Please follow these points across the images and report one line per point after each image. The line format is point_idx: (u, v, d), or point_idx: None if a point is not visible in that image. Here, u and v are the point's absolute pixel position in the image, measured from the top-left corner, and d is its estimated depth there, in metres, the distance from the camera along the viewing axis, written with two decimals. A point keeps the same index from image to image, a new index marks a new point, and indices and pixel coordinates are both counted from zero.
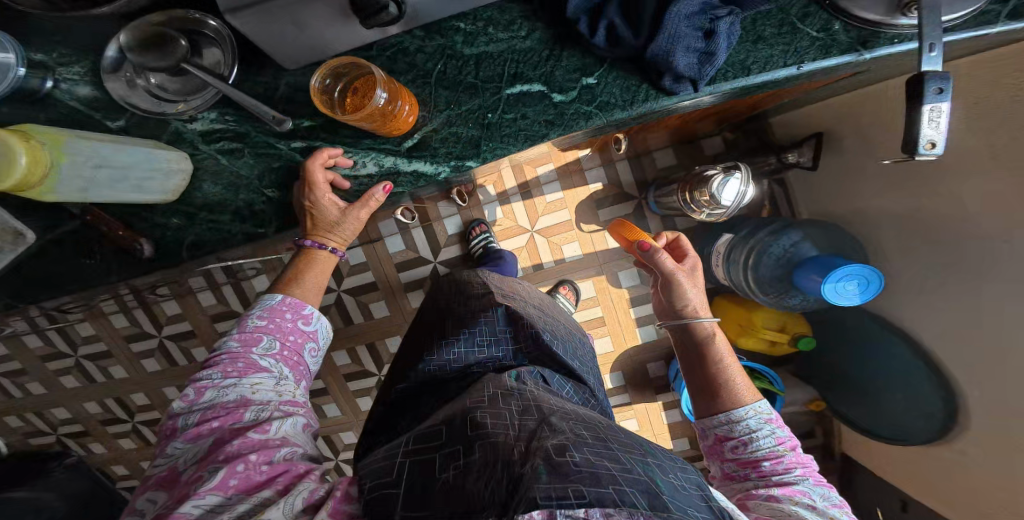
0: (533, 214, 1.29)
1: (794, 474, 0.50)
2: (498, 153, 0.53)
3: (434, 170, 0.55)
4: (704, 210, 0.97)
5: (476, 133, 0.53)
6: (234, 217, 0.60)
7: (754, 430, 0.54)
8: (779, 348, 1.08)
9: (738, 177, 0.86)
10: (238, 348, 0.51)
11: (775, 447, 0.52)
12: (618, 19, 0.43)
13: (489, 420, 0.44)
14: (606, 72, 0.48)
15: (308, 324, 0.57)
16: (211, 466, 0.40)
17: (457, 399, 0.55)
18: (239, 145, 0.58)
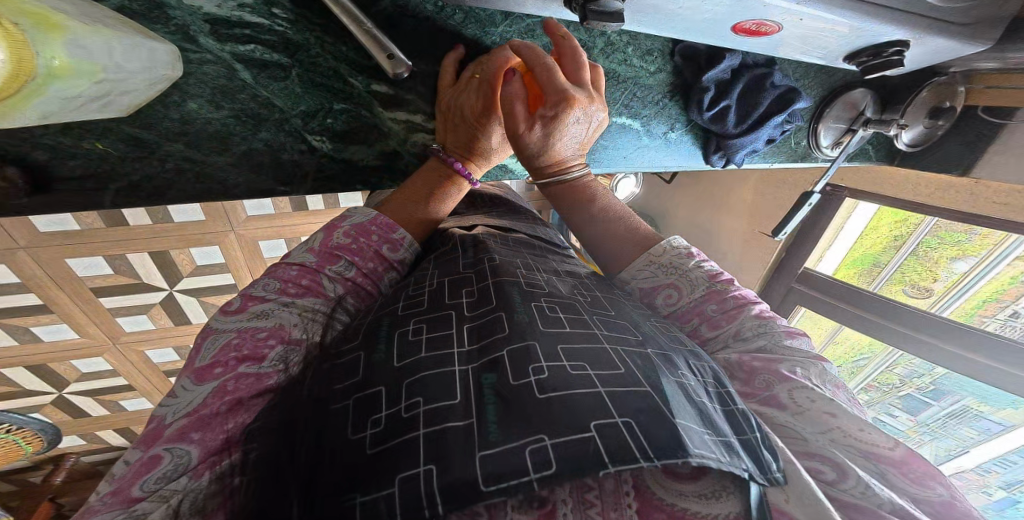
0: None
1: (742, 313, 0.45)
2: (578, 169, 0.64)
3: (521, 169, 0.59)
4: None
5: None
6: (236, 163, 0.43)
7: (682, 270, 0.47)
8: None
9: (632, 179, 1.14)
10: (312, 263, 0.43)
11: (712, 283, 0.47)
12: (733, 104, 0.56)
13: (432, 341, 0.35)
14: (684, 131, 0.64)
15: (394, 251, 0.47)
16: (180, 446, 0.30)
17: (399, 298, 0.42)
18: (285, 60, 0.41)
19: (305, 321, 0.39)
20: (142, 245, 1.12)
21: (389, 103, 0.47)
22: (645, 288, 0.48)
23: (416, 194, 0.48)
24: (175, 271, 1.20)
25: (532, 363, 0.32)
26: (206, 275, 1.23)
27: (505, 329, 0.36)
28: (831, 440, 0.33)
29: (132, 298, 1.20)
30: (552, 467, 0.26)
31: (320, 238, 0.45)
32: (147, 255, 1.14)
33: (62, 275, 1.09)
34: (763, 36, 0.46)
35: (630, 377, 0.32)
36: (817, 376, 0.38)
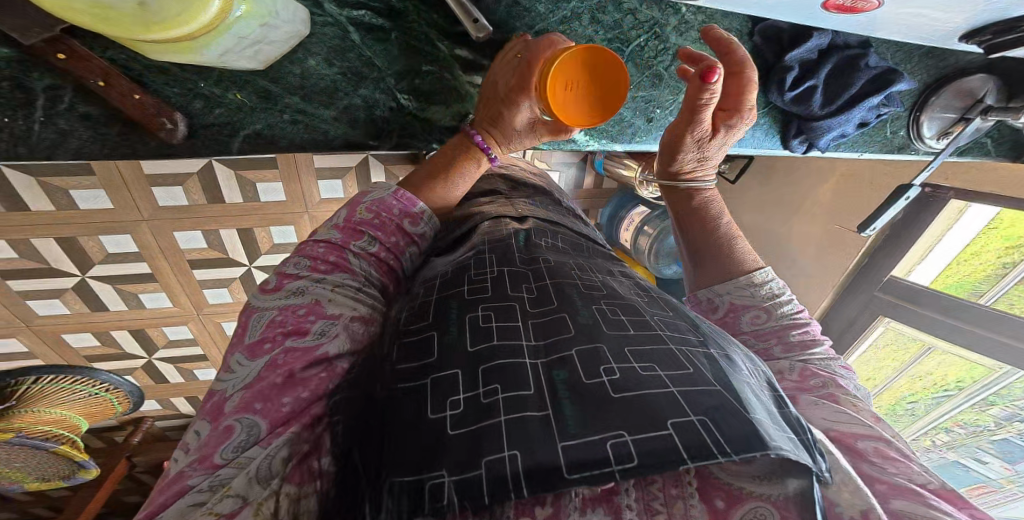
0: None
1: (821, 346, 0.49)
2: (644, 144, 0.65)
3: (586, 141, 0.63)
4: (650, 190, 1.18)
5: (640, 124, 0.63)
6: (338, 119, 0.52)
7: (771, 299, 0.51)
8: None
9: None
10: (338, 240, 0.45)
11: (796, 313, 0.51)
12: (821, 84, 0.57)
13: (501, 329, 0.35)
14: (763, 113, 0.65)
15: (415, 225, 0.50)
16: (246, 415, 0.31)
17: (460, 285, 0.42)
18: (386, 25, 0.49)
19: (340, 294, 0.40)
20: (231, 224, 1.25)
21: (468, 68, 0.54)
22: (731, 304, 0.52)
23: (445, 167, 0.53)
24: (255, 249, 1.32)
25: (602, 364, 0.30)
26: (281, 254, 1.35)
27: (571, 330, 0.35)
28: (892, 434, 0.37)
29: (218, 272, 1.34)
30: (634, 459, 0.24)
31: (342, 217, 0.47)
32: (235, 232, 1.27)
33: (165, 248, 1.25)
34: (860, 13, 0.45)
35: (699, 377, 0.30)
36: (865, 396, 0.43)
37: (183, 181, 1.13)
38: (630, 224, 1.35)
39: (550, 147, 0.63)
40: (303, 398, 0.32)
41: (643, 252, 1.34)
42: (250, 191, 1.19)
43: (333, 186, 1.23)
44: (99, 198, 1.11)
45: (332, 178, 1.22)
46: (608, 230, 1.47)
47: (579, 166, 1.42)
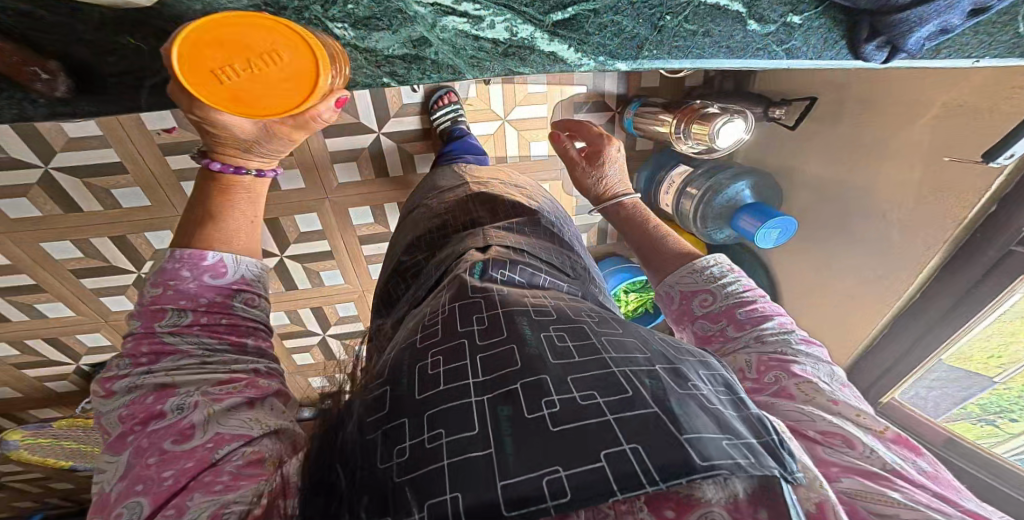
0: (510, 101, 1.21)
1: (774, 323, 0.56)
2: (655, 60, 0.53)
3: (578, 59, 0.52)
4: (689, 142, 1.04)
5: (645, 34, 0.50)
6: None
7: (718, 287, 0.61)
8: None
9: (737, 123, 0.94)
10: (141, 329, 0.44)
11: (748, 293, 0.60)
12: None
13: (448, 361, 0.34)
14: (816, 15, 0.50)
15: (223, 273, 0.49)
16: (131, 499, 0.32)
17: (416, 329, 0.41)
18: None
19: (174, 375, 0.40)
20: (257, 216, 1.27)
21: None
22: (681, 297, 0.63)
23: (224, 214, 0.52)
24: (284, 239, 1.33)
25: (543, 397, 0.29)
26: (306, 244, 1.35)
27: (515, 359, 0.33)
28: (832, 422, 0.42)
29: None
30: (567, 495, 0.23)
31: (145, 299, 0.45)
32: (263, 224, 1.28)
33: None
34: None
35: (644, 397, 0.29)
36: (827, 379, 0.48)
37: None
38: (670, 186, 1.20)
39: (531, 70, 0.52)
40: (184, 467, 0.33)
41: (687, 216, 1.19)
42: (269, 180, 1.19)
43: (349, 170, 1.20)
44: (139, 196, 1.17)
45: (347, 162, 1.18)
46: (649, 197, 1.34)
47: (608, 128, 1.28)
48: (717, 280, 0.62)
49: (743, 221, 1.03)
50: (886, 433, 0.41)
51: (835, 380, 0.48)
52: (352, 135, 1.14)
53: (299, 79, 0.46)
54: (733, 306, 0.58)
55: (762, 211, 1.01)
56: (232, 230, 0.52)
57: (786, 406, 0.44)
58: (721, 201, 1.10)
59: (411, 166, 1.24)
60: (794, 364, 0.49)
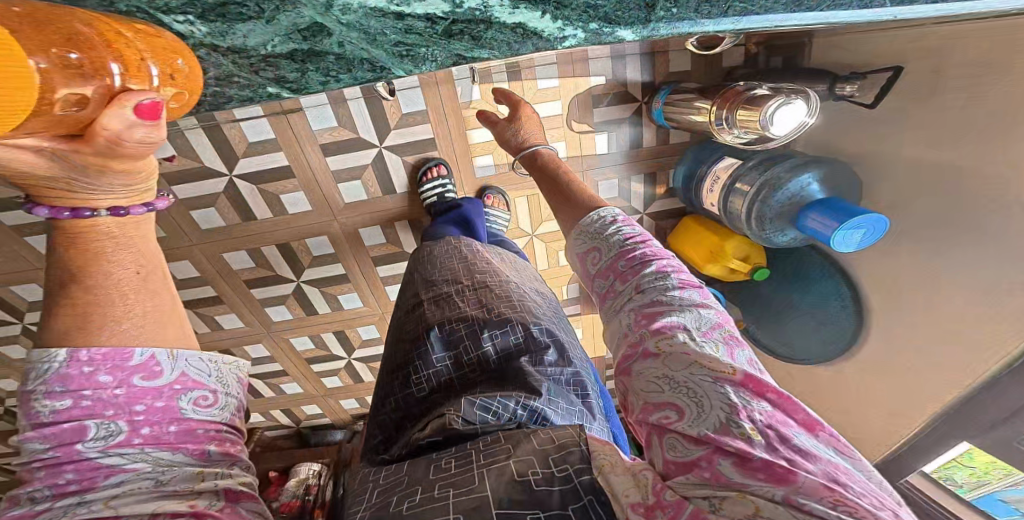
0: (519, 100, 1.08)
1: (652, 267, 0.49)
2: (670, 18, 0.38)
3: (543, 30, 0.40)
4: (735, 132, 0.88)
5: None
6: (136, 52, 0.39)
7: (603, 236, 0.56)
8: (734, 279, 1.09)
9: (800, 104, 0.75)
10: (56, 453, 0.34)
11: (627, 242, 0.54)
12: None
13: (368, 485, 0.44)
14: None
15: (153, 377, 0.40)
16: None
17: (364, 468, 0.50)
18: None
19: (122, 493, 0.33)
20: (268, 241, 1.16)
21: None
22: (580, 255, 0.59)
23: (98, 278, 0.42)
24: (297, 263, 1.22)
25: (408, 498, 0.38)
26: (318, 268, 1.24)
27: (404, 481, 0.42)
28: (692, 373, 0.37)
29: (273, 289, 1.28)
30: None
31: (46, 414, 0.36)
32: (273, 248, 1.17)
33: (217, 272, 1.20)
34: None
35: (481, 486, 0.36)
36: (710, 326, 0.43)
37: (215, 201, 1.06)
38: (715, 182, 1.01)
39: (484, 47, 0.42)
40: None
41: (738, 219, 0.97)
42: (275, 206, 1.10)
43: (354, 188, 1.10)
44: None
45: (350, 179, 1.08)
46: (690, 195, 1.17)
47: (634, 121, 1.15)
48: (606, 231, 0.57)
49: (812, 219, 0.76)
50: (733, 377, 0.36)
51: (701, 325, 0.42)
52: (352, 151, 1.04)
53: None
54: (614, 256, 0.54)
55: (838, 206, 0.72)
56: (122, 292, 0.43)
57: (638, 367, 0.41)
58: (781, 200, 0.83)
59: (418, 180, 1.14)
60: (653, 316, 0.44)
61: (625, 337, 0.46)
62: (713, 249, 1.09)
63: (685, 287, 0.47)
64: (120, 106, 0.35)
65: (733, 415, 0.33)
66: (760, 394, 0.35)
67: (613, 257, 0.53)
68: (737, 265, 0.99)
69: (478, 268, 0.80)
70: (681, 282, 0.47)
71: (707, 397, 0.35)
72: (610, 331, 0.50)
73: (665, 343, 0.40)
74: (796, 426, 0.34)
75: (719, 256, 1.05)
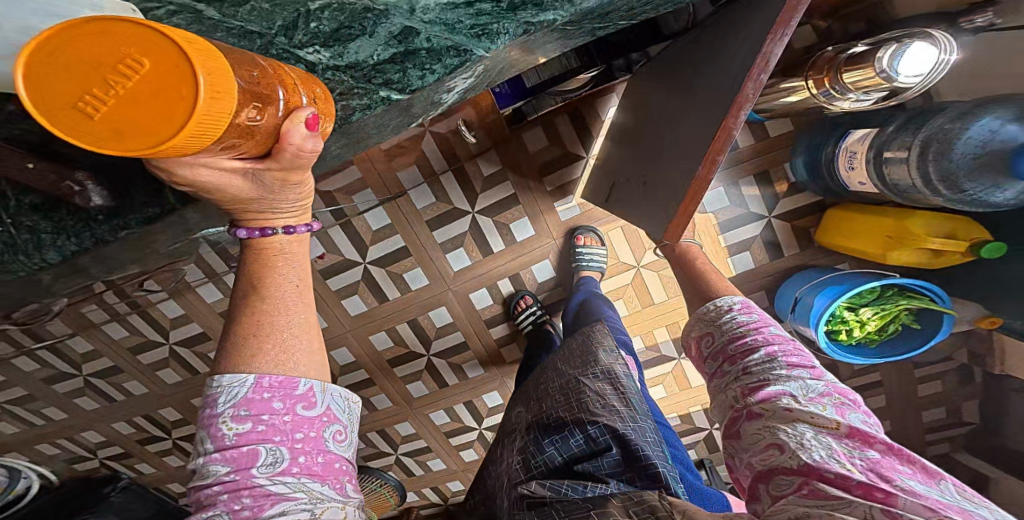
0: (586, 139, 1.12)
1: (758, 349, 0.61)
2: None
3: None
4: (851, 97, 0.70)
5: None
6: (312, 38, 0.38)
7: (716, 322, 0.72)
8: (943, 262, 0.82)
9: (930, 41, 0.59)
10: (232, 479, 0.29)
11: (741, 329, 0.67)
12: None
13: None
14: None
15: (312, 407, 0.33)
16: None
17: None
18: None
19: None
20: (402, 317, 1.23)
21: None
22: (699, 335, 0.74)
23: (271, 289, 0.33)
24: (426, 337, 1.27)
25: None
26: (446, 337, 1.28)
27: None
28: (798, 425, 0.48)
29: (413, 365, 1.32)
30: None
31: (209, 437, 0.30)
32: (407, 326, 1.25)
33: (368, 354, 1.28)
34: None
35: None
36: (809, 387, 0.53)
37: (356, 287, 1.19)
38: (858, 150, 0.76)
39: (556, 14, 0.40)
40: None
41: (912, 188, 0.69)
42: (401, 283, 1.19)
43: (460, 256, 1.19)
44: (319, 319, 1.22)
45: (455, 248, 1.18)
46: (813, 182, 0.99)
47: None
48: (721, 320, 0.71)
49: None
50: (838, 430, 0.47)
51: (808, 392, 0.52)
52: (450, 222, 1.15)
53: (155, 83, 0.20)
54: (728, 339, 0.67)
55: None
56: (281, 304, 0.33)
57: (744, 427, 0.54)
58: (968, 150, 0.59)
59: (510, 236, 1.19)
60: (761, 386, 0.56)
61: (732, 409, 0.58)
62: (889, 236, 0.84)
63: (793, 366, 0.57)
64: (294, 120, 0.28)
65: (834, 453, 0.44)
66: (870, 446, 0.46)
67: (722, 345, 0.68)
68: (945, 245, 0.77)
69: (538, 378, 0.91)
70: (788, 363, 0.57)
71: (811, 444, 0.46)
72: (721, 403, 0.62)
73: (772, 409, 0.52)
74: (904, 471, 0.43)
75: (903, 241, 0.82)
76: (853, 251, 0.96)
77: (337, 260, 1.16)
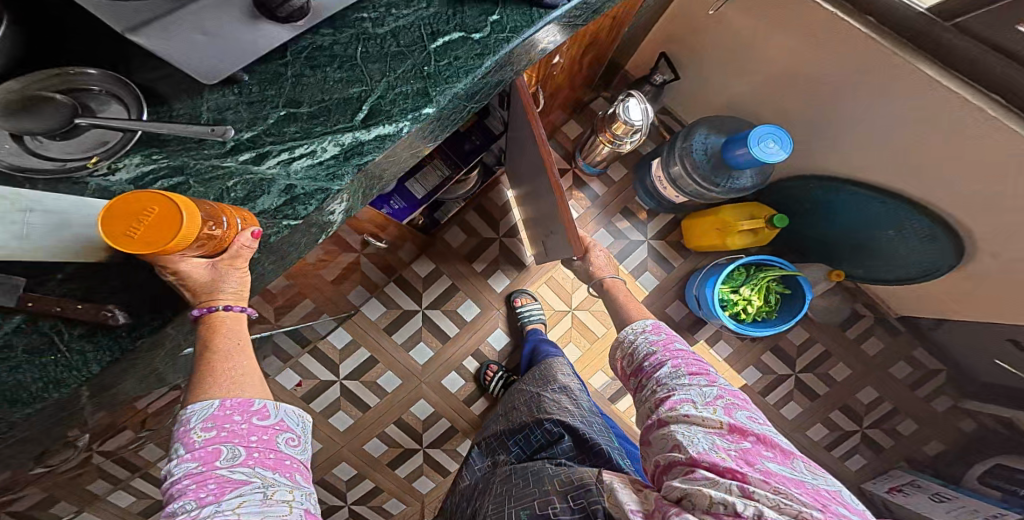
0: (493, 223, 1.38)
1: (663, 365, 0.64)
2: (447, 91, 0.61)
3: (397, 128, 0.59)
4: (626, 141, 1.02)
5: (420, 85, 0.60)
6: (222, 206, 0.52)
7: (633, 344, 0.72)
8: (763, 235, 1.14)
9: (635, 98, 0.93)
10: (199, 468, 0.44)
11: (650, 348, 0.68)
12: None
13: None
14: (504, 8, 0.63)
15: (265, 417, 0.49)
16: None
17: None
18: (182, 178, 0.51)
19: (241, 509, 0.42)
20: (386, 421, 1.34)
21: (259, 158, 0.55)
22: (636, 361, 0.68)
23: (221, 342, 0.50)
24: (415, 432, 1.35)
25: None
26: (433, 427, 1.35)
27: None
28: (691, 430, 0.51)
29: (412, 462, 1.35)
30: None
31: (186, 443, 0.45)
32: (394, 427, 1.34)
33: (366, 464, 1.33)
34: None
35: None
36: (704, 394, 0.56)
37: (338, 403, 1.32)
38: (661, 179, 1.14)
39: (374, 155, 0.58)
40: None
41: (699, 191, 1.08)
42: (377, 388, 1.33)
43: (421, 348, 1.35)
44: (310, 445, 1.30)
45: (415, 344, 1.35)
46: (661, 202, 1.26)
47: (581, 183, 1.37)
48: (637, 342, 0.71)
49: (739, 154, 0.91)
50: (722, 429, 0.51)
51: (704, 396, 0.55)
52: (404, 322, 1.35)
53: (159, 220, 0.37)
54: (641, 358, 0.68)
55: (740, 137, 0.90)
56: (226, 352, 0.50)
57: (652, 434, 0.56)
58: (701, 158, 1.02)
59: (460, 319, 1.37)
60: (664, 396, 0.58)
61: (647, 417, 0.59)
62: (718, 228, 1.18)
63: (694, 375, 0.60)
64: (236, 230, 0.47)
65: (712, 442, 0.49)
66: (745, 438, 0.50)
67: (642, 362, 0.68)
68: (751, 223, 1.11)
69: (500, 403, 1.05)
70: (691, 373, 0.60)
71: (698, 440, 0.49)
72: (642, 416, 0.62)
73: (675, 413, 0.54)
74: (770, 456, 0.48)
75: (728, 230, 1.15)
76: (709, 246, 1.25)
77: (315, 383, 1.31)
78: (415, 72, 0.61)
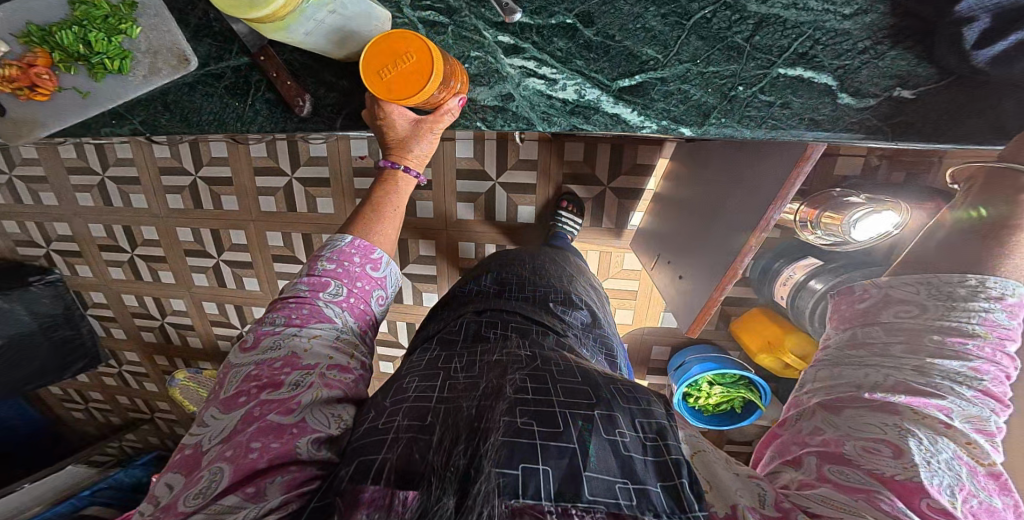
0: (612, 170, 1.31)
1: (969, 366, 0.33)
2: (724, 129, 0.54)
3: (641, 122, 0.55)
4: (818, 232, 0.96)
5: (713, 101, 0.54)
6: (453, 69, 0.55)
7: (946, 297, 0.37)
8: (789, 372, 1.18)
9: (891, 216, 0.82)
10: (305, 292, 0.49)
11: (987, 333, 0.35)
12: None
13: (451, 386, 0.45)
14: (927, 91, 0.50)
15: (377, 270, 0.54)
16: (217, 464, 0.35)
17: (455, 338, 0.62)
18: (444, 20, 0.53)
19: (317, 344, 0.45)
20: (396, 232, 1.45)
21: (510, 51, 0.54)
22: (886, 297, 0.39)
23: (390, 195, 0.58)
24: (405, 257, 1.49)
25: (486, 466, 0.31)
26: (421, 265, 1.49)
27: (476, 416, 0.37)
28: (943, 449, 0.30)
29: None
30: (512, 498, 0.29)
31: (307, 270, 0.52)
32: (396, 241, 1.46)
33: None
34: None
35: (566, 434, 0.34)
36: (975, 419, 0.32)
37: None
38: (790, 277, 1.05)
39: (594, 128, 0.56)
40: (271, 449, 0.35)
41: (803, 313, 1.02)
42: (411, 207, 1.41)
43: (466, 208, 1.39)
44: None
45: (467, 202, 1.38)
46: (763, 287, 1.19)
47: None
48: (955, 299, 0.36)
49: None
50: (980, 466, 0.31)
51: (974, 419, 0.32)
52: (475, 180, 1.36)
53: (414, 73, 0.46)
54: (938, 306, 0.36)
55: None
56: (397, 208, 0.58)
57: (852, 413, 0.34)
58: None
59: (514, 214, 1.39)
60: (908, 381, 0.34)
61: (841, 386, 0.36)
62: (768, 340, 1.19)
63: (984, 394, 0.33)
64: (453, 98, 0.53)
65: (957, 493, 0.29)
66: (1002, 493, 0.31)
67: (932, 319, 0.36)
68: (793, 362, 1.12)
69: (558, 266, 0.95)
70: (985, 388, 0.33)
71: (948, 467, 0.29)
72: (822, 378, 0.39)
73: (915, 417, 0.32)
74: None
75: (774, 349, 1.17)
76: (745, 344, 1.28)
77: None
78: (725, 81, 0.53)
